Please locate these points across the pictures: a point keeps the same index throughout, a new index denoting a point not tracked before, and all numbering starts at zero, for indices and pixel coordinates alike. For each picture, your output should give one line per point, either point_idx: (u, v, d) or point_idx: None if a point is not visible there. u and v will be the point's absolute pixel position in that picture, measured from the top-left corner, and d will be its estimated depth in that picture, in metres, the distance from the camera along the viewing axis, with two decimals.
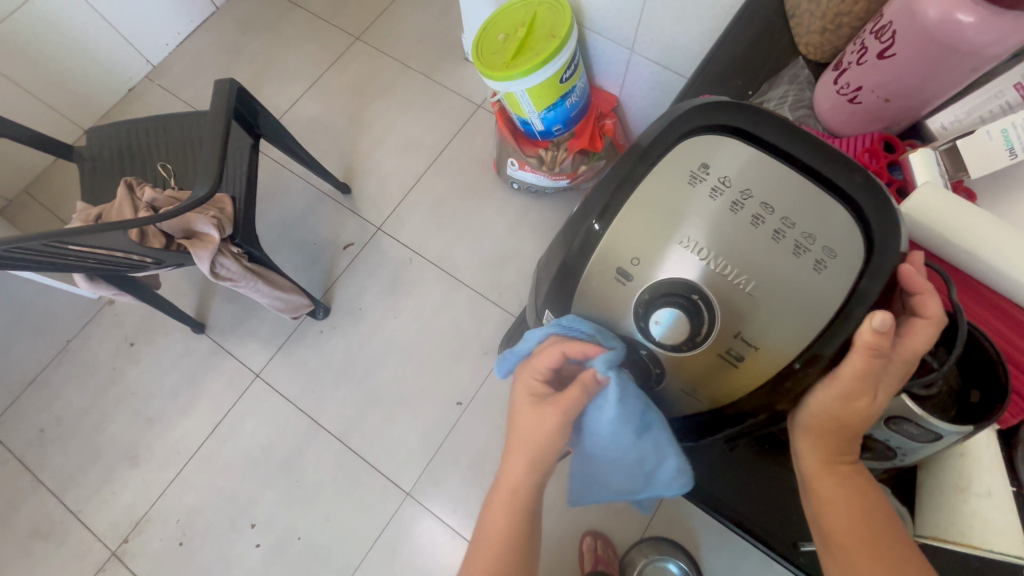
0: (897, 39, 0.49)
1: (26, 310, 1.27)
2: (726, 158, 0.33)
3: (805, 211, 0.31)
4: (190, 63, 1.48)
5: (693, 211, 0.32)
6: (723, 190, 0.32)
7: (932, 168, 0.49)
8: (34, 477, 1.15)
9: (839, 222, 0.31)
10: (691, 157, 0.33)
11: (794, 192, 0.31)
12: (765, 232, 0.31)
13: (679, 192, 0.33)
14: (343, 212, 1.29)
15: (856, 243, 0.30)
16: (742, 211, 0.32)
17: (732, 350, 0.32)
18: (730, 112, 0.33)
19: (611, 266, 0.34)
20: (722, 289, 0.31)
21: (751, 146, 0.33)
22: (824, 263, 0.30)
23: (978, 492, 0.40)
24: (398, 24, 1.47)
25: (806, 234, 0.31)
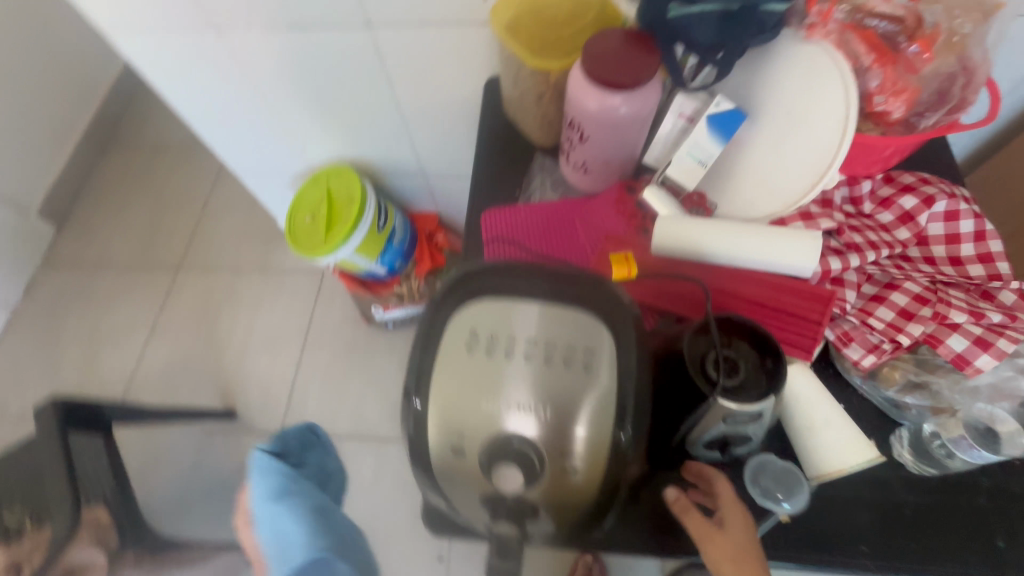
0: (584, 127, 0.62)
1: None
2: (489, 316, 0.38)
3: (558, 332, 0.37)
4: (4, 375, 1.35)
5: (482, 374, 0.37)
6: (497, 346, 0.37)
7: (664, 199, 0.62)
8: None
9: (585, 328, 0.37)
10: (463, 328, 0.38)
11: (544, 320, 0.37)
12: (540, 363, 0.36)
13: (469, 362, 0.37)
14: (237, 437, 1.21)
15: (606, 340, 0.37)
16: (515, 355, 0.36)
17: (567, 466, 0.37)
18: (474, 276, 0.39)
19: (443, 445, 0.37)
20: (537, 425, 0.36)
21: (500, 296, 0.38)
22: (593, 364, 0.37)
23: (820, 425, 0.49)
24: (212, 236, 1.49)
25: (569, 349, 0.37)
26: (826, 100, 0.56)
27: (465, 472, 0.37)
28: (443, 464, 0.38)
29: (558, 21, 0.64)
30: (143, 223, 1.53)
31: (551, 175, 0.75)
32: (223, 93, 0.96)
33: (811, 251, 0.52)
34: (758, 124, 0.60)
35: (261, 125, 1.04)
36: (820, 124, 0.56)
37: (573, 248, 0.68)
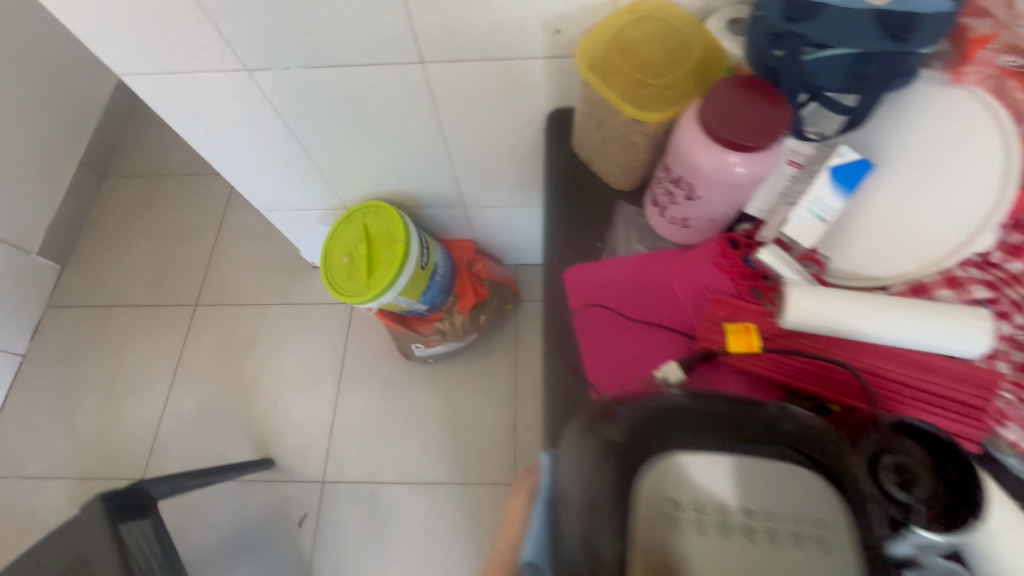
0: (693, 184, 0.56)
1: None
2: (691, 480, 0.33)
3: (776, 497, 0.32)
4: (19, 432, 1.26)
5: (693, 553, 0.32)
6: (707, 518, 0.32)
7: (783, 263, 0.56)
8: None
9: (807, 491, 0.32)
10: (659, 490, 0.33)
11: (756, 483, 0.33)
12: (763, 540, 0.31)
13: (671, 539, 0.32)
14: (278, 488, 1.15)
15: (837, 509, 0.32)
16: (732, 530, 0.32)
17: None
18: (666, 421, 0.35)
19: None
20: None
21: (699, 448, 0.34)
22: (826, 546, 0.31)
23: (1000, 529, 0.41)
24: (229, 270, 1.40)
25: (794, 521, 0.32)
26: (978, 157, 0.50)
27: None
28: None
29: (680, 55, 0.59)
30: (153, 258, 1.44)
31: (635, 226, 0.68)
32: (248, 135, 0.88)
33: (975, 334, 0.47)
34: (888, 176, 0.55)
35: (292, 164, 0.96)
36: (968, 181, 0.50)
37: (673, 311, 0.61)
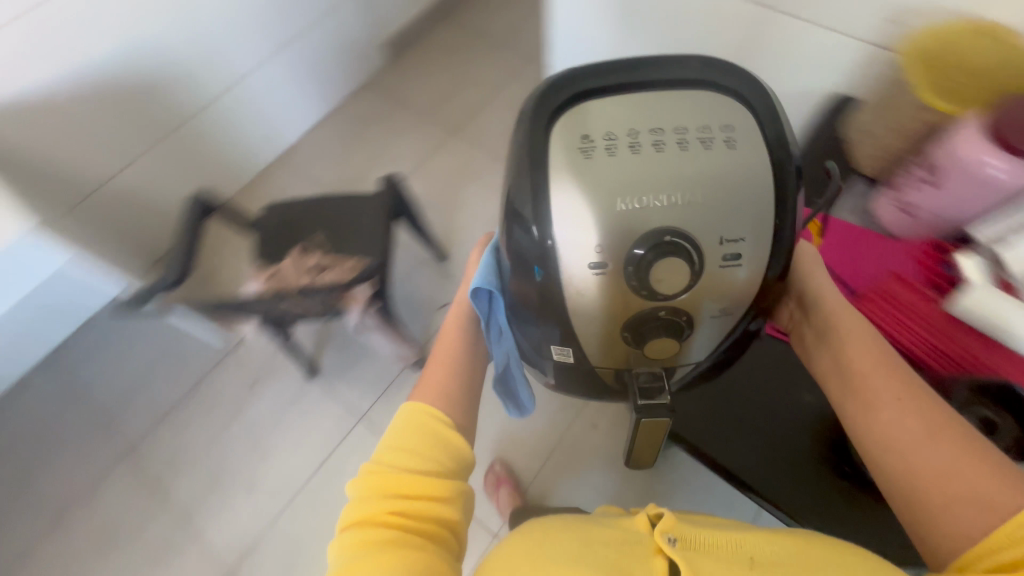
0: (948, 177, 0.69)
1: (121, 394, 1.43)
2: (618, 118, 0.53)
3: (687, 113, 0.54)
4: (313, 149, 1.77)
5: (641, 152, 0.52)
6: (648, 129, 0.53)
7: (981, 270, 0.67)
8: (163, 498, 1.31)
9: (712, 114, 0.54)
10: (577, 130, 0.53)
11: (670, 104, 0.54)
12: (690, 143, 0.52)
13: (603, 155, 0.52)
14: (441, 277, 1.49)
15: (736, 119, 0.54)
16: (667, 141, 0.52)
17: (721, 243, 0.53)
18: (565, 88, 0.55)
19: (589, 265, 0.53)
20: (698, 199, 0.52)
21: (616, 100, 0.54)
22: (733, 141, 0.53)
23: None
24: (489, 119, 1.75)
25: (703, 132, 0.53)
26: None
27: (597, 304, 0.55)
28: (553, 293, 0.56)
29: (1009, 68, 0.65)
30: (444, 86, 1.84)
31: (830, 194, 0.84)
32: (614, 41, 1.06)
33: None
34: None
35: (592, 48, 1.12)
36: None
37: None
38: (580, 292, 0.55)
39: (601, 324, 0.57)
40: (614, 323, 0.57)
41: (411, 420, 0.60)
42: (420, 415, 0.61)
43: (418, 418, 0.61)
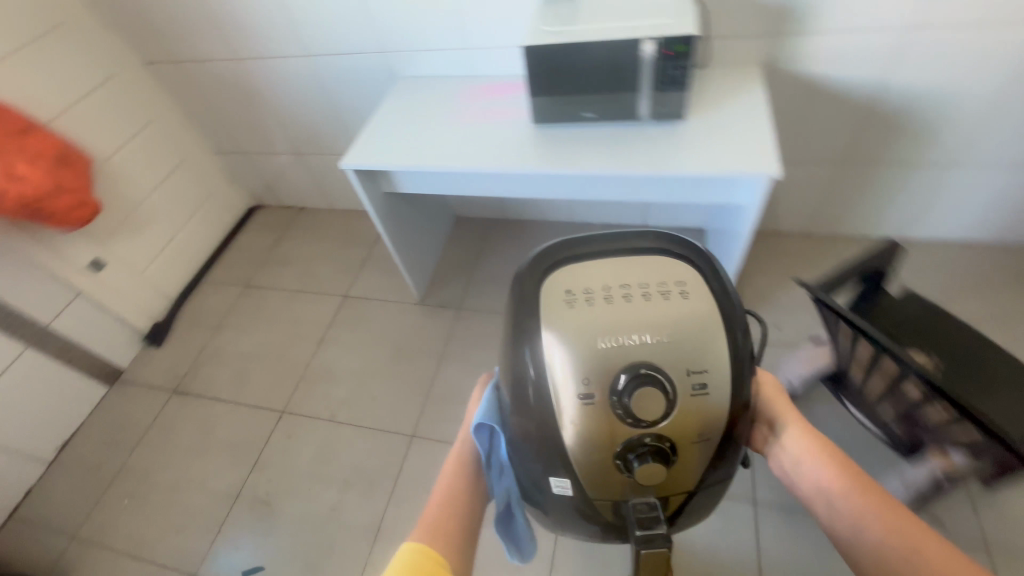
0: None
1: (332, 291, 1.55)
2: (573, 280, 0.56)
3: (631, 273, 0.55)
4: None
5: (621, 312, 0.53)
6: (593, 294, 0.54)
7: None
8: (348, 323, 1.46)
9: (633, 267, 0.56)
10: (560, 290, 0.55)
11: (618, 273, 0.56)
12: (639, 297, 0.53)
13: (584, 305, 0.54)
14: None
15: (677, 271, 0.56)
16: (615, 295, 0.54)
17: (693, 384, 0.52)
18: (551, 257, 0.58)
19: (576, 394, 0.52)
20: (672, 338, 0.51)
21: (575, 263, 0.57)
22: (683, 291, 0.54)
23: None
24: None
25: (624, 288, 0.54)
26: None
27: (581, 431, 0.52)
28: (554, 440, 0.54)
29: None
30: None
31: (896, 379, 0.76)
32: None
33: None
34: None
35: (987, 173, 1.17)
36: None
37: None
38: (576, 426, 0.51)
39: (581, 449, 0.53)
40: (603, 453, 0.52)
41: (408, 563, 0.59)
42: (423, 557, 0.60)
43: (422, 559, 0.60)
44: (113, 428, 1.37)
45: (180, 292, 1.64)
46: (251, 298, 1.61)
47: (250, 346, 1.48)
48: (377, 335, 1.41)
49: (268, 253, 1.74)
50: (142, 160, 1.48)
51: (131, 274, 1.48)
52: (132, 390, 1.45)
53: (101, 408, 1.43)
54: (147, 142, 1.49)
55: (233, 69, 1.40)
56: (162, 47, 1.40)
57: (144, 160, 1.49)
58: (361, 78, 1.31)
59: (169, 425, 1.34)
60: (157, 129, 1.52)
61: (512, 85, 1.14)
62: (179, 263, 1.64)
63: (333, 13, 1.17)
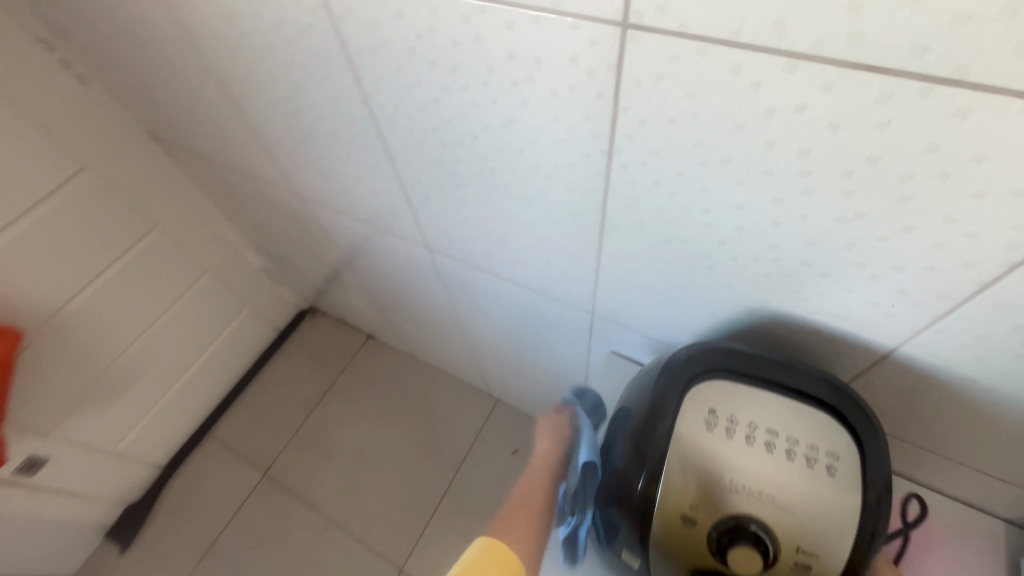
0: None
1: (381, 556, 0.97)
2: (730, 393, 0.33)
3: (793, 424, 0.32)
4: None
5: (745, 461, 0.31)
6: (731, 425, 0.32)
7: None
8: None
9: (816, 424, 0.32)
10: (699, 404, 0.33)
11: (772, 411, 0.32)
12: (780, 458, 0.31)
13: (721, 448, 0.32)
14: None
15: (839, 433, 0.31)
16: (752, 442, 0.32)
17: (798, 565, 0.30)
18: (714, 354, 0.34)
19: (665, 506, 0.32)
20: (787, 518, 0.30)
21: (730, 376, 0.34)
22: (836, 469, 0.31)
23: None
24: None
25: (787, 438, 0.32)
26: None
27: (653, 549, 0.33)
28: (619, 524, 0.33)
29: None
30: None
31: None
32: None
33: None
34: None
35: None
36: None
37: None
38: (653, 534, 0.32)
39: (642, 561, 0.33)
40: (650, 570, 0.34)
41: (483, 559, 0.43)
42: (496, 552, 0.43)
43: (495, 556, 0.43)
44: None
45: (169, 458, 1.11)
46: (265, 504, 1.06)
47: None
48: None
49: (303, 415, 1.16)
50: (133, 292, 0.90)
51: (93, 458, 0.95)
52: None
53: None
54: (140, 265, 0.90)
55: (295, 200, 0.76)
56: (174, 129, 0.76)
57: (137, 292, 0.91)
58: (528, 314, 0.64)
59: None
60: (165, 239, 0.93)
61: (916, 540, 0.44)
62: (178, 414, 1.09)
63: (533, 241, 0.48)
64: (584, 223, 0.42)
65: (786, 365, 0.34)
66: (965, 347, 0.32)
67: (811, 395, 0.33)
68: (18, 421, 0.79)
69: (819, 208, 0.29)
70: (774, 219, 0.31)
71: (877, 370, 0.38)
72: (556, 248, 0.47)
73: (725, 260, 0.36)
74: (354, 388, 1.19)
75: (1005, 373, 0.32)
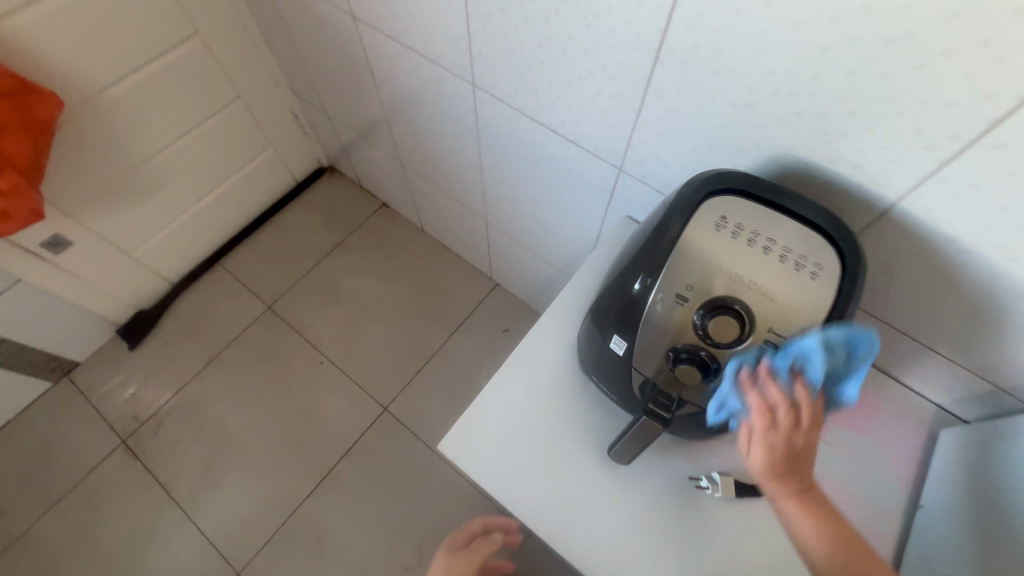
0: None
1: (370, 395, 1.07)
2: (741, 206, 0.38)
3: (788, 236, 0.37)
4: None
5: (742, 256, 0.36)
6: (736, 229, 0.37)
7: None
8: (368, 463, 1.00)
9: (809, 240, 0.37)
10: (712, 211, 0.38)
11: (773, 225, 0.37)
12: (773, 258, 0.36)
13: (724, 244, 0.37)
14: None
15: (828, 250, 0.36)
16: (751, 244, 0.36)
17: (766, 344, 0.35)
18: (731, 179, 0.39)
19: (662, 289, 0.38)
20: (766, 304, 0.35)
21: (742, 196, 0.38)
22: (818, 276, 0.35)
23: None
24: None
25: (782, 245, 0.36)
26: None
27: (642, 328, 0.39)
28: (619, 312, 0.41)
29: None
30: None
31: None
32: None
33: None
34: None
35: None
36: None
37: None
38: (643, 314, 0.39)
39: (630, 339, 0.40)
40: (637, 349, 0.40)
41: None
42: None
43: None
44: (34, 458, 1.00)
45: (181, 276, 1.17)
46: (265, 334, 1.13)
47: (236, 423, 1.04)
48: (399, 507, 0.96)
49: (312, 262, 1.22)
50: (169, 96, 0.91)
51: (114, 254, 1.00)
52: (77, 405, 1.06)
53: (37, 408, 1.05)
54: (179, 66, 0.90)
55: (345, 24, 0.76)
56: None
57: (172, 98, 0.92)
58: (555, 172, 0.67)
59: (101, 500, 0.97)
60: (206, 49, 0.92)
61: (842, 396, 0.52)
62: (194, 237, 1.14)
63: (584, 75, 0.50)
64: (641, 50, 0.44)
65: (794, 195, 0.38)
66: (955, 200, 0.36)
67: (809, 220, 0.37)
68: (52, 194, 0.83)
69: (870, 28, 0.31)
70: (823, 44, 0.34)
71: (869, 230, 0.42)
72: (606, 83, 0.49)
73: (766, 95, 0.39)
74: (362, 250, 1.23)
75: (983, 232, 0.36)
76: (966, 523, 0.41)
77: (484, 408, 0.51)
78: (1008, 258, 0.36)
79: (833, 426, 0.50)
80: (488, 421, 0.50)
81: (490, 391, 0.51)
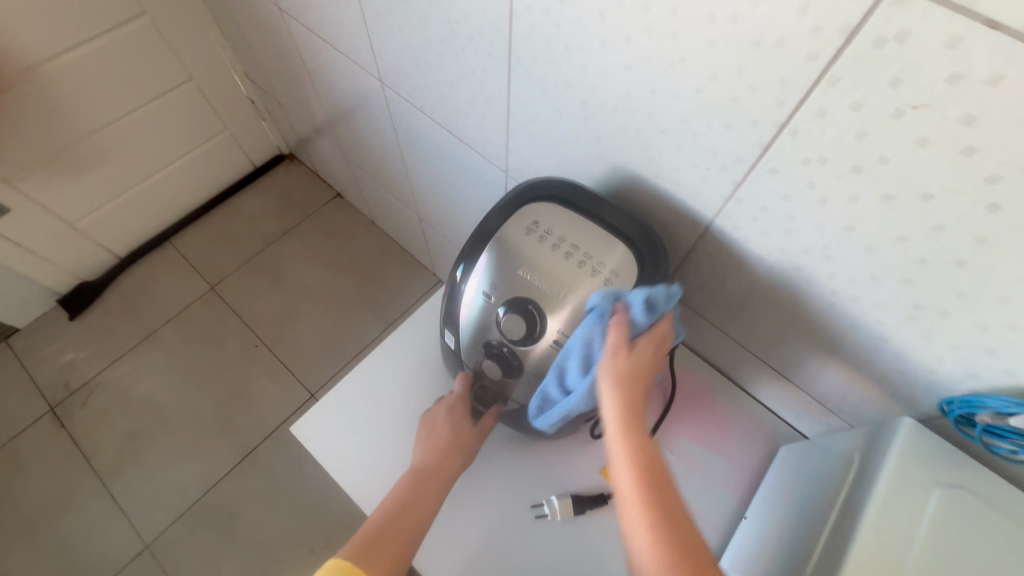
0: None
1: (300, 380, 1.08)
2: (554, 214, 0.40)
3: (592, 245, 0.38)
4: None
5: (543, 261, 0.38)
6: (544, 234, 0.39)
7: None
8: (290, 448, 1.02)
9: (610, 249, 0.38)
10: (526, 216, 0.40)
11: (582, 233, 0.39)
12: (572, 264, 0.38)
13: (530, 248, 0.39)
14: None
15: (627, 259, 0.38)
16: (554, 249, 0.38)
17: (555, 345, 0.37)
18: (553, 187, 0.41)
19: (474, 285, 0.40)
20: (558, 307, 0.37)
21: (560, 204, 0.40)
22: (611, 282, 0.37)
23: None
24: None
25: (583, 252, 0.38)
26: None
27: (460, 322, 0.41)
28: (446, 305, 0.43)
29: None
30: None
31: None
32: None
33: None
34: None
35: None
36: None
37: None
38: (459, 308, 0.41)
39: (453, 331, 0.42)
40: (459, 342, 0.42)
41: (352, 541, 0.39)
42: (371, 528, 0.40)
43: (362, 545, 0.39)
44: None
45: (128, 250, 1.18)
46: (205, 313, 1.15)
47: (165, 398, 1.06)
48: (313, 493, 0.98)
49: (260, 246, 1.23)
50: (114, 73, 0.93)
51: (54, 225, 1.01)
52: (11, 371, 1.07)
53: None
54: (126, 44, 0.91)
55: (275, 14, 0.77)
56: None
57: (117, 74, 0.93)
58: (460, 172, 0.69)
59: (23, 465, 0.99)
60: (153, 29, 0.94)
61: (695, 407, 0.53)
62: (142, 213, 1.16)
63: (461, 78, 0.52)
64: (496, 57, 0.45)
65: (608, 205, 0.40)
66: (754, 221, 0.37)
67: (616, 230, 0.39)
68: None
69: (657, 47, 0.33)
70: (626, 62, 0.35)
71: (699, 245, 0.43)
72: (477, 86, 0.51)
73: (596, 108, 0.40)
74: (311, 237, 1.25)
75: (780, 254, 0.38)
76: (767, 534, 0.43)
77: (341, 393, 0.52)
78: (805, 279, 0.38)
79: (680, 437, 0.52)
80: (342, 405, 0.52)
81: (350, 377, 0.53)
